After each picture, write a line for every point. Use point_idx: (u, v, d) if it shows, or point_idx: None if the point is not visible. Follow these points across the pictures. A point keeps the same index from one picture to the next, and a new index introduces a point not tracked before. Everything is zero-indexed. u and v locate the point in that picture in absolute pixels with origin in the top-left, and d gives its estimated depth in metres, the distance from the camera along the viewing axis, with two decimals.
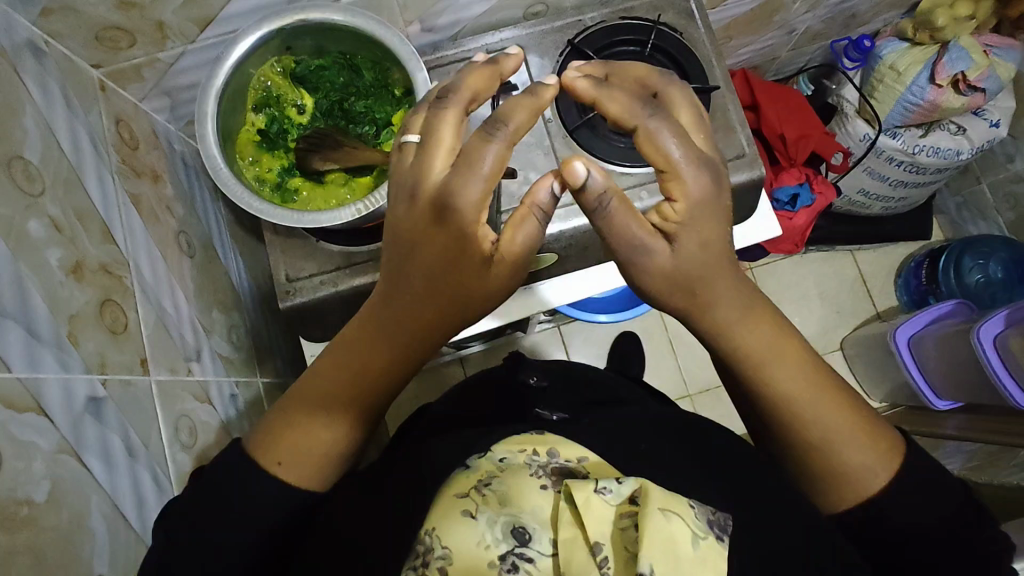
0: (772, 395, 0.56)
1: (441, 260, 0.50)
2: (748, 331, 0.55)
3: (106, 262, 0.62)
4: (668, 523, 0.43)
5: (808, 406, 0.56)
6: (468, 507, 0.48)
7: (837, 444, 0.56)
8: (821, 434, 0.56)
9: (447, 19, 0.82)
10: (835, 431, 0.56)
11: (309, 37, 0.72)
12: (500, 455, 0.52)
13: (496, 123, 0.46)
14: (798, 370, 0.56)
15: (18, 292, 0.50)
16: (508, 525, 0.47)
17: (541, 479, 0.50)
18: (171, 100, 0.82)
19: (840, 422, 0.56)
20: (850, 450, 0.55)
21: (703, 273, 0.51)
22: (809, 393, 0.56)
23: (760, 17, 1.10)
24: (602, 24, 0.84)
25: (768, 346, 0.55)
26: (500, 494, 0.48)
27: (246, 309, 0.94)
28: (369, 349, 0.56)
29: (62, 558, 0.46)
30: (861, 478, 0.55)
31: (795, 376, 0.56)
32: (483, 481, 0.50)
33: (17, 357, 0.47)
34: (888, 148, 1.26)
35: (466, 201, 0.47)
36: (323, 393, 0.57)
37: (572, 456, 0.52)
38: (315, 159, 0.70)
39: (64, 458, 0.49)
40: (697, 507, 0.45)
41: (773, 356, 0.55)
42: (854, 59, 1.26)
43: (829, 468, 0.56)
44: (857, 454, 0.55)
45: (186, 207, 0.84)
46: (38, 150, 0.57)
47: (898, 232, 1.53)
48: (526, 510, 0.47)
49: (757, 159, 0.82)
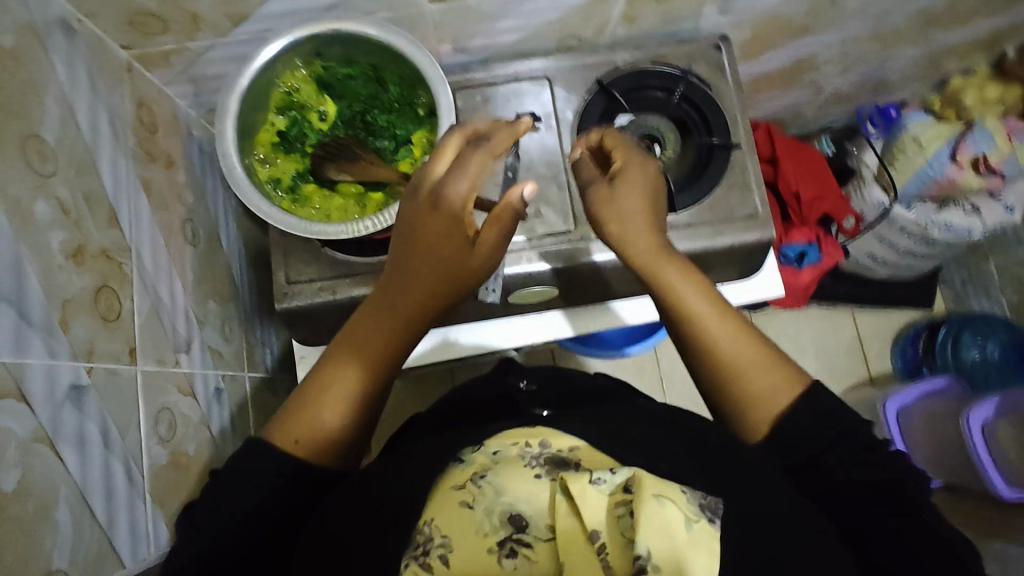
0: (681, 314, 0.59)
1: (437, 236, 0.54)
2: (660, 252, 0.60)
3: (108, 248, 0.62)
4: (662, 507, 0.41)
5: (715, 327, 0.58)
6: (465, 497, 0.45)
7: (742, 363, 0.56)
8: (730, 354, 0.57)
9: (480, 42, 0.83)
10: (740, 350, 0.57)
11: (339, 47, 0.71)
12: (492, 448, 0.50)
13: (480, 140, 0.53)
14: (703, 295, 0.59)
15: (15, 274, 0.49)
16: (506, 513, 0.44)
17: (534, 469, 0.47)
18: (195, 87, 0.82)
19: (741, 346, 0.57)
20: (753, 369, 0.56)
21: (634, 206, 0.60)
22: (715, 316, 0.58)
23: (790, 75, 1.10)
24: (632, 67, 0.84)
25: (677, 274, 0.59)
26: (496, 485, 0.46)
27: (243, 300, 0.94)
28: (372, 323, 0.57)
29: (24, 549, 0.46)
30: (768, 400, 0.55)
31: (696, 294, 0.59)
32: (479, 472, 0.47)
33: (5, 342, 0.47)
34: (902, 219, 1.24)
35: (456, 193, 0.52)
36: (345, 371, 0.56)
37: (564, 446, 0.50)
38: (331, 167, 0.70)
39: (40, 447, 0.49)
40: (687, 492, 0.44)
41: (676, 275, 0.59)
42: (877, 126, 1.28)
43: (741, 392, 0.56)
44: (763, 376, 0.56)
45: (195, 193, 0.84)
46: (56, 130, 0.57)
47: (899, 300, 1.53)
48: (523, 500, 0.45)
49: (770, 221, 0.81)
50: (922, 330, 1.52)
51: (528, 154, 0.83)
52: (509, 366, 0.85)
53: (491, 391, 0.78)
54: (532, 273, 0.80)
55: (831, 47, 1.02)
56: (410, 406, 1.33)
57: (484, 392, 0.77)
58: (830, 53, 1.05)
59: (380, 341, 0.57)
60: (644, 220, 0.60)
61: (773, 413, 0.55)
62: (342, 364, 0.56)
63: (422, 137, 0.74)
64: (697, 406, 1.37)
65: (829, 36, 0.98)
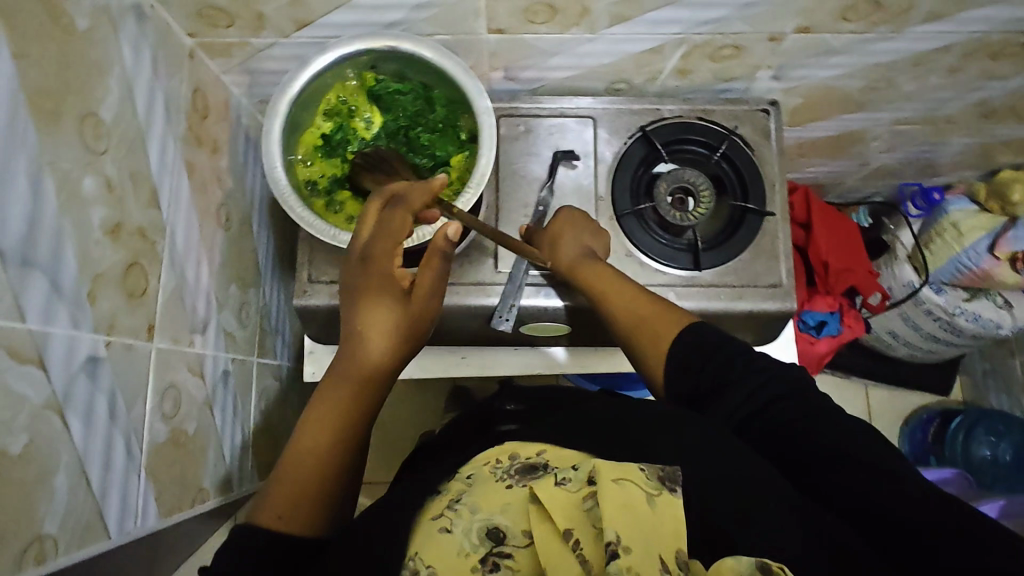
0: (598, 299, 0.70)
1: (377, 286, 0.64)
2: (585, 261, 0.73)
3: (144, 227, 0.64)
4: (624, 489, 0.41)
5: (622, 295, 0.69)
6: (444, 523, 0.45)
7: (645, 318, 0.65)
8: (631, 303, 0.67)
9: (531, 74, 0.84)
10: (640, 312, 0.66)
11: (394, 62, 0.74)
12: (467, 473, 0.51)
13: (396, 200, 0.63)
14: (623, 283, 0.70)
15: (54, 245, 0.52)
16: (484, 529, 0.43)
17: (507, 481, 0.47)
18: (251, 79, 0.84)
19: (638, 309, 0.66)
20: (649, 318, 0.65)
21: (562, 229, 0.76)
22: (625, 289, 0.69)
23: (837, 144, 1.09)
24: (678, 119, 0.85)
25: (592, 262, 0.73)
26: (470, 505, 0.46)
27: (264, 288, 0.96)
28: (334, 397, 0.61)
29: (20, 513, 0.47)
30: (656, 339, 0.63)
31: (615, 281, 0.70)
32: (455, 498, 0.47)
33: (34, 310, 0.49)
34: (930, 302, 1.22)
35: (381, 250, 0.63)
36: (323, 443, 0.59)
37: (532, 453, 0.51)
38: (366, 178, 0.72)
39: (50, 414, 0.50)
40: (647, 469, 0.44)
41: (597, 272, 0.71)
42: (919, 207, 1.26)
43: (638, 340, 0.64)
44: (652, 325, 0.64)
45: (235, 179, 0.86)
46: (113, 109, 0.60)
47: (916, 382, 1.50)
48: (499, 512, 0.44)
49: (792, 293, 0.81)
50: (934, 417, 1.50)
51: (561, 190, 0.83)
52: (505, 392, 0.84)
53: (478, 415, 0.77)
54: (547, 307, 0.81)
55: (883, 124, 1.01)
56: (407, 410, 1.34)
57: (471, 419, 0.77)
58: (880, 129, 1.04)
59: (354, 400, 0.62)
60: (572, 240, 0.75)
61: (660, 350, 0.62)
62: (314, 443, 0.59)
63: (461, 161, 0.75)
64: None
65: (882, 113, 0.97)
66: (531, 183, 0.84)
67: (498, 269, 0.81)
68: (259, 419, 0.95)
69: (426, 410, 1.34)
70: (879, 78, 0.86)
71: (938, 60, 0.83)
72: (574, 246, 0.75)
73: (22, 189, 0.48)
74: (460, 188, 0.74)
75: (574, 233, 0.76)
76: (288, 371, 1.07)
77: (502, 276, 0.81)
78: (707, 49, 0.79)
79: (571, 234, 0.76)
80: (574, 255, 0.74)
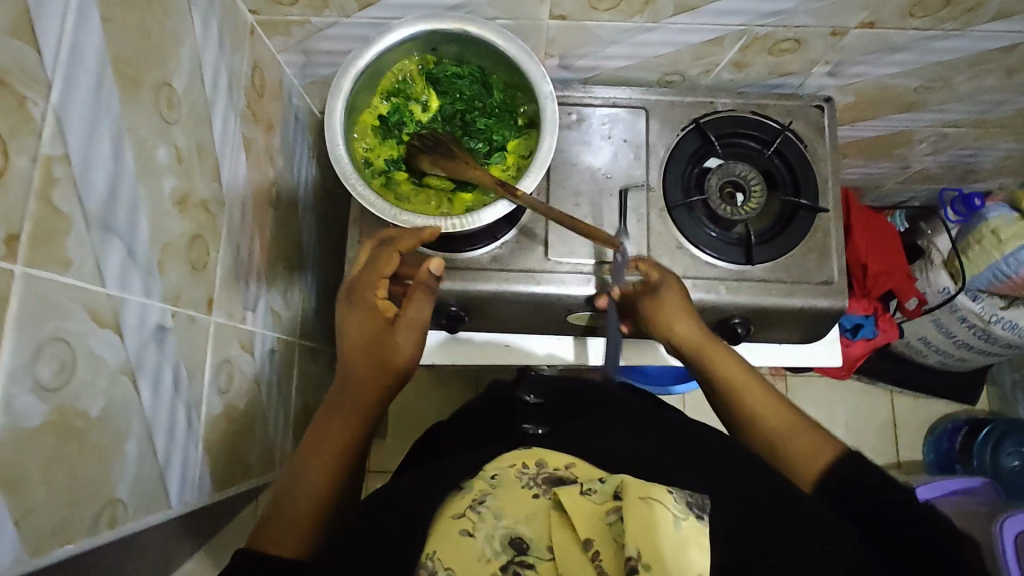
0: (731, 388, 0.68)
1: (361, 321, 0.67)
2: (699, 342, 0.72)
3: (208, 200, 0.64)
4: (650, 509, 0.41)
5: (750, 388, 0.67)
6: (465, 525, 0.43)
7: (793, 429, 0.62)
8: (765, 403, 0.66)
9: (586, 63, 0.84)
10: (785, 425, 0.63)
11: (455, 45, 0.73)
12: (491, 472, 0.49)
13: (388, 241, 0.70)
14: (747, 375, 0.69)
15: (131, 213, 0.52)
16: (506, 537, 0.42)
17: (532, 489, 0.46)
18: (305, 59, 0.84)
19: (783, 423, 0.63)
20: (798, 432, 0.62)
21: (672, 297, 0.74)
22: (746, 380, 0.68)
23: (882, 146, 1.08)
24: (731, 113, 0.85)
25: (709, 343, 0.72)
26: (495, 509, 0.44)
27: (307, 270, 0.96)
28: (326, 423, 0.64)
29: (98, 475, 0.48)
30: (808, 455, 0.59)
31: (748, 382, 0.68)
32: (478, 499, 0.45)
33: (112, 275, 0.49)
34: (965, 309, 1.22)
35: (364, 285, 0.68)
36: (321, 469, 0.61)
37: (561, 465, 0.50)
38: (425, 159, 0.71)
39: (124, 380, 0.51)
40: (675, 491, 0.44)
41: (721, 361, 0.70)
42: (958, 212, 1.23)
43: (785, 443, 0.61)
44: (802, 441, 0.61)
45: (284, 160, 0.86)
46: (184, 80, 0.59)
47: (942, 390, 1.49)
48: (523, 522, 0.43)
49: (844, 291, 0.81)
50: (962, 427, 1.50)
51: (612, 180, 0.83)
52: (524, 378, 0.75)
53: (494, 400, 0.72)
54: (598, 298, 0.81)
55: (931, 126, 1.01)
56: (433, 398, 1.35)
57: (483, 412, 0.70)
58: (928, 132, 1.03)
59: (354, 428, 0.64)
60: (680, 311, 0.73)
61: (814, 468, 0.58)
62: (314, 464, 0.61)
63: (518, 146, 0.75)
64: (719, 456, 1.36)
65: (933, 115, 0.96)
66: (582, 172, 0.83)
67: (548, 257, 0.81)
68: (299, 400, 0.96)
69: (452, 400, 1.34)
70: (936, 78, 0.85)
71: (998, 61, 0.82)
72: (686, 321, 0.73)
73: (106, 153, 0.48)
74: (517, 172, 0.74)
75: (685, 307, 0.74)
76: (326, 355, 1.08)
77: (552, 265, 0.81)
78: (766, 42, 0.78)
79: (686, 310, 0.73)
80: (684, 329, 0.72)
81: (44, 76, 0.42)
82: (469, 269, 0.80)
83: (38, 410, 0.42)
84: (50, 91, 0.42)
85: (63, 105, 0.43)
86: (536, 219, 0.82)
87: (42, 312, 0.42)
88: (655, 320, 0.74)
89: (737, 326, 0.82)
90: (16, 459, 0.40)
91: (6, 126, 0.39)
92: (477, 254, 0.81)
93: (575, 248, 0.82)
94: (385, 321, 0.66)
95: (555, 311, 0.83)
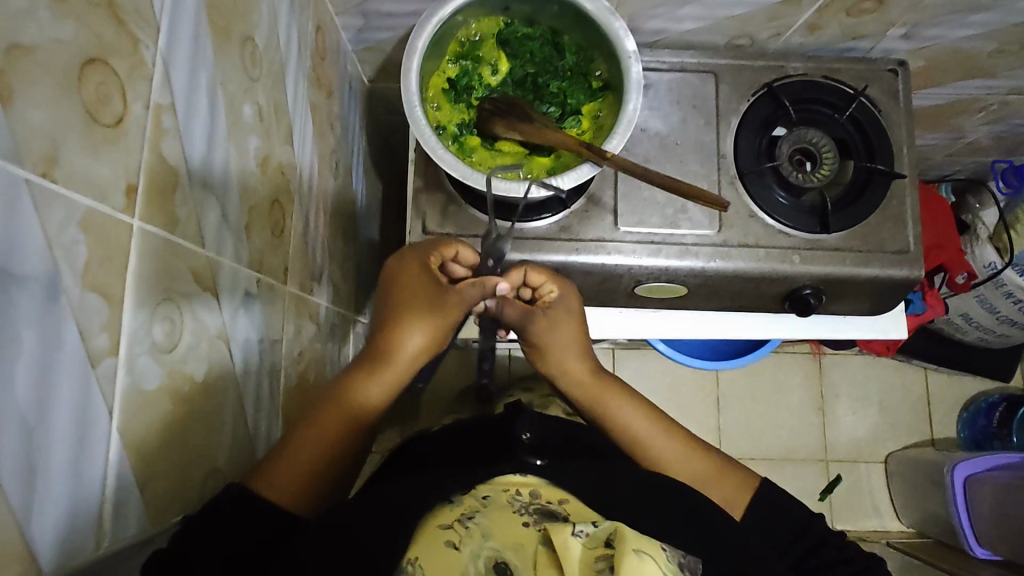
0: (628, 436, 0.65)
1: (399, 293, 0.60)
2: (588, 381, 0.67)
3: (284, 164, 0.62)
4: (641, 563, 0.37)
5: (646, 429, 0.64)
6: (452, 536, 0.39)
7: (701, 479, 0.62)
8: (671, 442, 0.64)
9: (655, 24, 0.81)
10: (693, 468, 0.63)
11: (530, 4, 0.70)
12: (482, 492, 0.43)
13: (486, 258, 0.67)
14: (646, 412, 0.66)
15: (223, 170, 0.49)
16: (491, 559, 0.37)
17: (522, 517, 0.41)
18: (363, 22, 0.80)
19: (694, 465, 0.63)
20: (712, 478, 0.63)
21: (570, 310, 0.67)
22: (648, 419, 0.65)
23: (940, 116, 1.05)
24: (804, 77, 0.82)
25: (594, 378, 0.67)
26: (484, 527, 0.39)
27: (358, 243, 0.94)
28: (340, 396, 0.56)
29: (202, 442, 0.46)
30: (732, 500, 0.61)
31: (657, 421, 0.65)
32: (467, 513, 0.41)
33: (210, 236, 0.47)
34: (1011, 284, 1.18)
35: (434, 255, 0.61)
36: (330, 435, 0.54)
37: (553, 498, 0.44)
38: (499, 123, 0.68)
39: (221, 345, 0.49)
40: (668, 550, 0.40)
41: (615, 402, 0.66)
42: (1008, 185, 1.20)
43: (703, 472, 0.63)
44: (720, 487, 0.62)
45: (340, 128, 0.84)
46: (264, 35, 0.56)
47: (977, 367, 1.47)
48: (509, 547, 0.38)
49: (920, 260, 0.79)
50: (999, 404, 1.47)
51: (682, 147, 0.81)
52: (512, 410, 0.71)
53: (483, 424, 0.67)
54: (667, 268, 0.78)
55: (996, 94, 0.98)
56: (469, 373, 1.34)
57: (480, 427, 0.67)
58: (992, 100, 1.00)
59: (354, 395, 0.56)
60: (571, 348, 0.67)
61: (739, 510, 0.60)
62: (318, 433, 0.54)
63: (593, 111, 0.73)
64: None
65: (1000, 81, 0.94)
66: (650, 138, 0.81)
67: (618, 226, 0.79)
68: None
69: None
70: (1013, 41, 0.83)
71: None
72: (576, 358, 0.67)
73: (204, 109, 0.46)
74: (593, 137, 0.71)
75: (575, 339, 0.67)
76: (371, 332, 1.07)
77: (621, 234, 0.79)
78: (847, 2, 0.76)
79: (578, 341, 0.67)
80: (574, 368, 0.67)
81: (152, 16, 0.39)
82: (535, 238, 0.78)
83: (154, 373, 0.40)
84: (158, 34, 0.40)
85: (168, 51, 0.41)
86: (604, 188, 0.80)
87: (157, 269, 0.40)
88: (548, 352, 0.67)
89: (809, 295, 0.80)
90: (138, 424, 0.38)
91: (124, 69, 0.36)
92: (544, 223, 0.78)
93: (643, 217, 0.79)
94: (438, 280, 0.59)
95: (621, 283, 0.81)
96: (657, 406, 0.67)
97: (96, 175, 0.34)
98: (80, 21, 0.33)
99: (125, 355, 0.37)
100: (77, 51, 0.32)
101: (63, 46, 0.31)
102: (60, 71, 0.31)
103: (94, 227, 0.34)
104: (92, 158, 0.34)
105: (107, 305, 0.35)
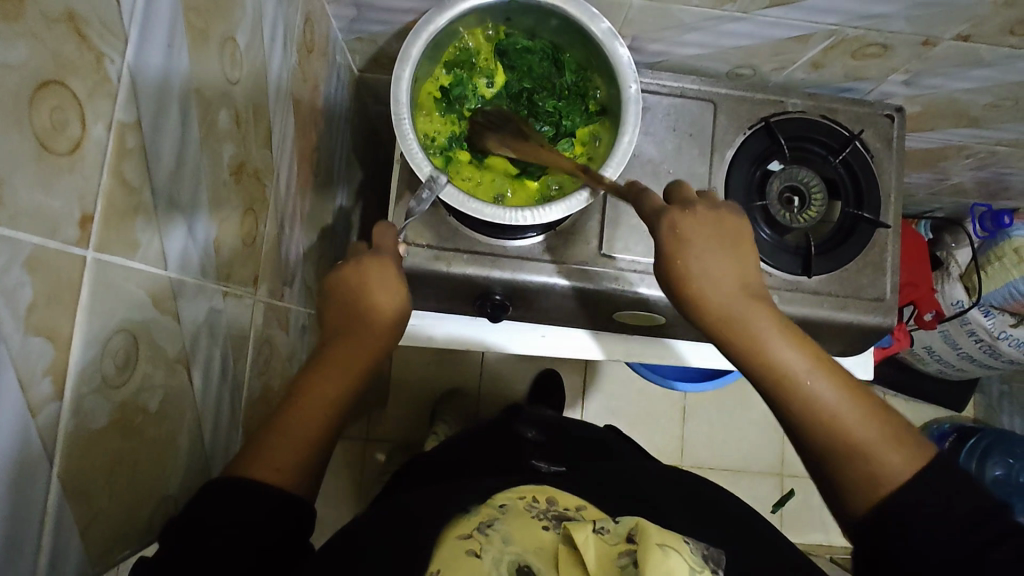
0: (779, 380, 0.49)
1: (352, 282, 0.55)
2: (731, 302, 0.50)
3: (260, 169, 0.59)
4: (665, 553, 0.41)
5: (798, 368, 0.49)
6: (473, 546, 0.44)
7: (857, 440, 0.47)
8: (822, 390, 0.48)
9: (658, 47, 0.79)
10: (850, 424, 0.47)
11: (531, 18, 0.67)
12: (499, 502, 0.51)
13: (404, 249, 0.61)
14: (796, 346, 0.50)
15: (194, 184, 0.46)
16: (515, 563, 0.43)
17: (543, 522, 0.48)
18: (355, 14, 0.76)
19: (855, 420, 0.47)
20: (873, 440, 0.46)
21: (717, 229, 0.51)
22: (802, 357, 0.50)
23: (928, 158, 1.06)
24: (802, 114, 0.81)
25: (745, 300, 0.50)
26: (503, 534, 0.45)
27: (333, 237, 0.91)
28: (319, 382, 0.51)
29: (149, 476, 0.44)
30: (885, 473, 0.45)
31: (809, 363, 0.49)
32: (485, 523, 0.47)
33: (174, 258, 0.44)
34: (976, 323, 1.21)
35: (382, 250, 0.58)
36: (312, 413, 0.50)
37: (571, 505, 0.53)
38: (490, 138, 0.65)
39: (179, 369, 0.47)
40: (692, 543, 0.45)
41: (764, 331, 0.50)
42: (986, 228, 1.20)
43: (856, 434, 0.47)
44: (883, 450, 0.46)
45: (324, 122, 0.80)
46: (247, 34, 0.53)
47: (934, 397, 1.51)
48: (531, 552, 0.44)
49: (894, 309, 0.80)
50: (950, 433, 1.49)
51: (673, 175, 0.80)
52: (521, 417, 0.85)
53: (500, 435, 0.78)
54: (649, 298, 0.78)
55: (984, 143, 0.99)
56: (441, 367, 1.34)
57: (494, 437, 0.78)
58: (980, 148, 1.01)
59: (349, 380, 0.52)
60: (705, 257, 0.50)
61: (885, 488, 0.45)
62: (311, 414, 0.50)
63: (588, 135, 0.71)
64: (706, 444, 1.40)
65: (990, 132, 0.94)
66: (642, 165, 0.79)
67: (602, 252, 0.78)
68: None
69: (458, 373, 1.33)
70: (1009, 97, 0.83)
71: None
72: (714, 273, 0.50)
73: (175, 119, 0.43)
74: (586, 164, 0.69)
75: (713, 246, 0.51)
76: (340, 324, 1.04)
77: (604, 260, 0.78)
78: (853, 45, 0.74)
79: (723, 262, 0.51)
80: (708, 286, 0.50)
81: (121, 28, 0.35)
82: (517, 257, 0.76)
83: (103, 409, 0.38)
84: (127, 47, 0.36)
85: (137, 65, 0.37)
86: (592, 212, 0.78)
87: (112, 300, 0.37)
88: (681, 277, 0.51)
89: None
90: (81, 467, 0.36)
91: (83, 89, 0.33)
92: (529, 241, 0.76)
93: (628, 243, 0.78)
94: (397, 272, 0.57)
95: (599, 307, 0.80)
96: (811, 338, 0.51)
97: (46, 209, 0.31)
98: (35, 41, 0.30)
99: (70, 397, 0.34)
100: (31, 75, 0.30)
101: (12, 73, 0.28)
102: (8, 100, 0.28)
103: (43, 266, 0.31)
104: (43, 192, 0.31)
105: (53, 347, 0.33)
